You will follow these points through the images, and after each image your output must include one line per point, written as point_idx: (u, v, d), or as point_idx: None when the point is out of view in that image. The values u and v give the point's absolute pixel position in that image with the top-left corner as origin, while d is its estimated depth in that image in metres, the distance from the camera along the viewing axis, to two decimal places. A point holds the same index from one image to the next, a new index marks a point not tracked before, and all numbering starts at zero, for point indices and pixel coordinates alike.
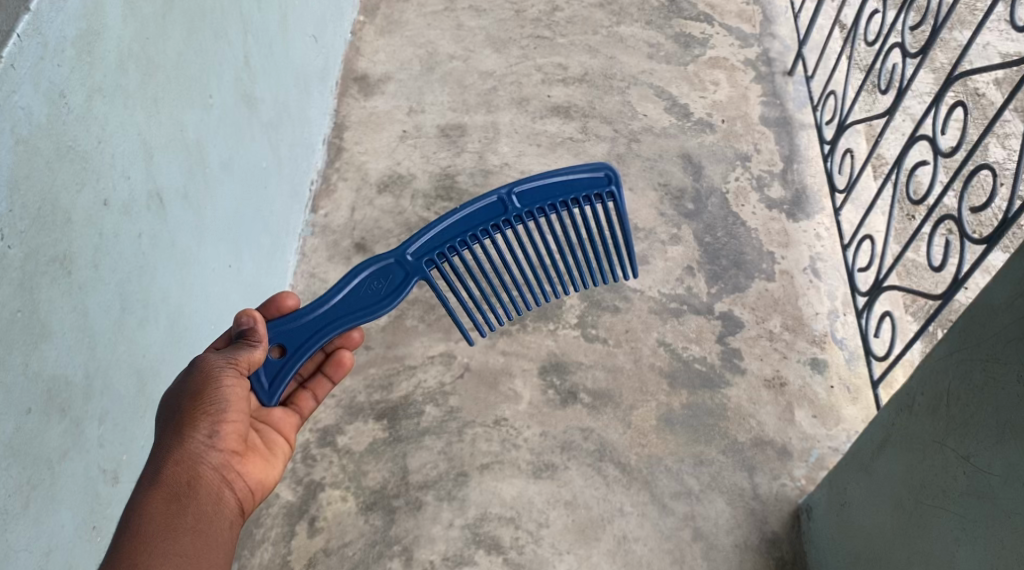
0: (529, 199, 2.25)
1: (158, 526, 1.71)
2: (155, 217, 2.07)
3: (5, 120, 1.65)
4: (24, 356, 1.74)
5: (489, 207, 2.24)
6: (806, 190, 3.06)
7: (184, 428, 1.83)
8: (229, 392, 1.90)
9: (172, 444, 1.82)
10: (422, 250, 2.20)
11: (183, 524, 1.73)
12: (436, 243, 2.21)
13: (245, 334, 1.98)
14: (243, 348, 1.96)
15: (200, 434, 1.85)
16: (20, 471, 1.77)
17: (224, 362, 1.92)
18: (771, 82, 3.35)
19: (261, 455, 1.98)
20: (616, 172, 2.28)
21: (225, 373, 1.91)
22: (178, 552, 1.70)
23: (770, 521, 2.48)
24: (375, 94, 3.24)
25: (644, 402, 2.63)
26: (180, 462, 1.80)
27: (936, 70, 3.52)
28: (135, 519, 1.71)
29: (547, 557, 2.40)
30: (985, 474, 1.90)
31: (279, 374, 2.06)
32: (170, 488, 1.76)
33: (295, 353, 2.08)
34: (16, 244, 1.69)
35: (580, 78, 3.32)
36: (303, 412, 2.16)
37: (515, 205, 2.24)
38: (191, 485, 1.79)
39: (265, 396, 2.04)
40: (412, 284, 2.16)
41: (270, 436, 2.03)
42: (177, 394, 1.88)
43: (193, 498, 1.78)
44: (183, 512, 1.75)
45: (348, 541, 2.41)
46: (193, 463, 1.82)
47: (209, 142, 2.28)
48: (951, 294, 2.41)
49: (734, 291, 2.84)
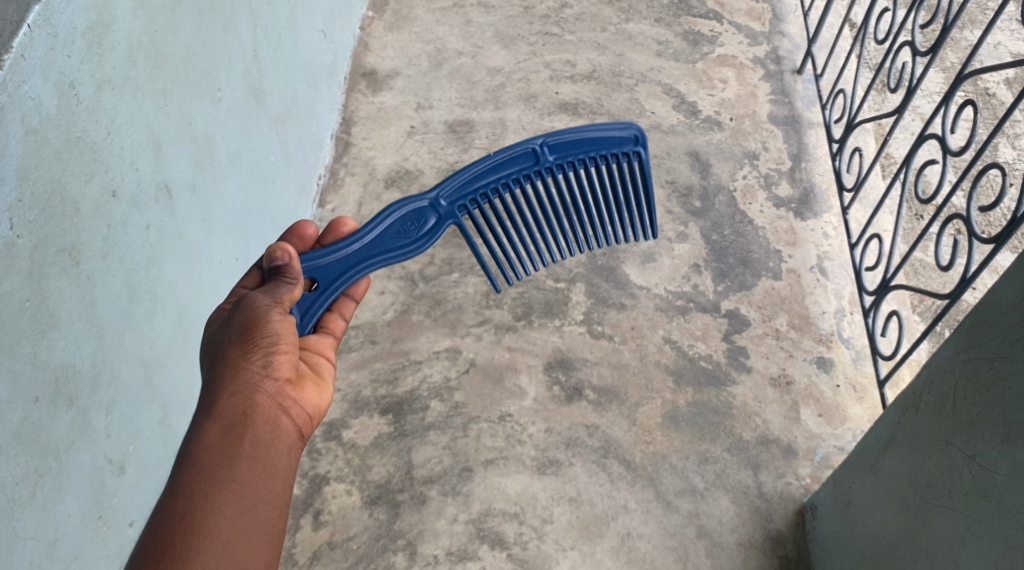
0: (562, 151, 2.23)
1: (217, 456, 1.69)
2: (163, 209, 2.08)
3: (15, 110, 1.66)
4: (32, 346, 1.75)
5: (521, 157, 2.21)
6: (814, 189, 3.05)
7: (239, 361, 1.80)
8: (278, 327, 1.86)
9: (226, 377, 1.77)
10: (455, 196, 2.19)
11: (245, 452, 1.71)
12: (468, 190, 2.20)
13: (281, 271, 1.96)
14: (283, 286, 1.94)
15: (255, 366, 1.81)
16: (27, 460, 1.78)
17: (270, 301, 1.89)
18: (781, 80, 3.34)
19: (313, 380, 1.93)
20: (644, 134, 2.25)
21: (273, 310, 1.88)
22: (240, 479, 1.68)
23: (774, 519, 2.48)
24: (383, 90, 3.25)
25: (649, 400, 2.63)
26: (235, 394, 1.76)
27: (947, 70, 3.52)
28: (193, 450, 1.69)
29: (550, 553, 2.41)
30: (991, 473, 1.89)
31: (311, 308, 2.07)
32: (226, 420, 1.73)
33: (326, 289, 2.08)
34: (25, 234, 1.70)
35: (588, 75, 3.32)
36: (336, 333, 2.10)
37: (547, 157, 2.22)
38: (248, 415, 1.76)
39: (297, 329, 2.05)
40: (445, 228, 2.17)
41: (316, 362, 1.99)
42: (224, 331, 1.85)
43: (250, 427, 1.75)
44: (240, 443, 1.72)
45: (353, 535, 2.42)
46: (248, 394, 1.78)
47: (217, 136, 2.29)
48: (959, 293, 2.40)
49: (740, 289, 2.83)
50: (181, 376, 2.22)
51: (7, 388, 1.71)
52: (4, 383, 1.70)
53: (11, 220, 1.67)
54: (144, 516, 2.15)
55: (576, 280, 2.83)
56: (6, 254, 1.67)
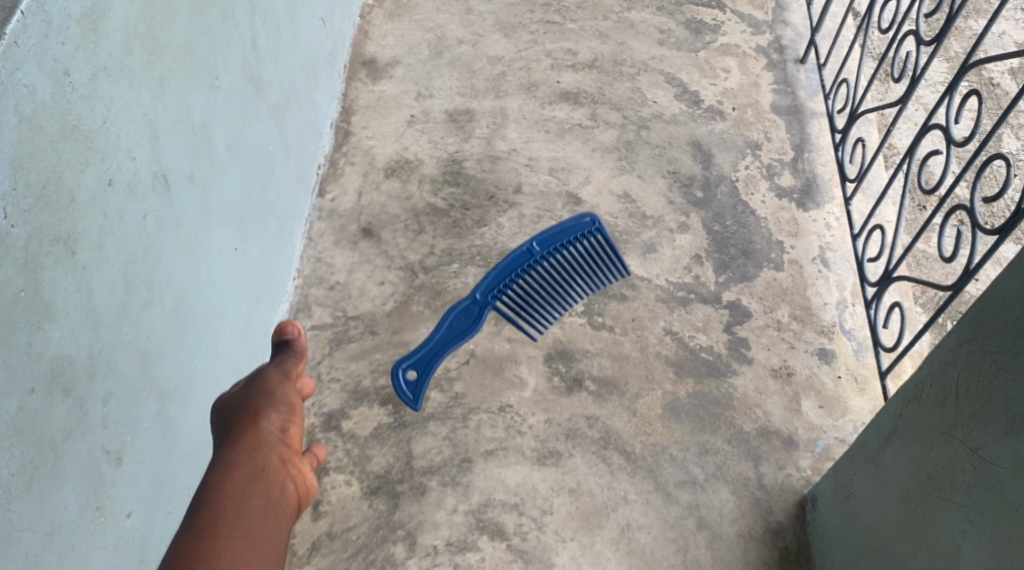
0: (546, 243, 2.78)
1: (235, 498, 1.69)
2: (160, 198, 2.07)
3: (9, 98, 1.64)
4: (28, 335, 1.74)
5: (518, 256, 2.75)
6: (816, 180, 3.04)
7: (253, 422, 1.88)
8: (286, 396, 1.97)
9: (243, 439, 1.84)
10: (486, 289, 2.70)
11: (256, 504, 1.70)
12: (494, 284, 2.71)
13: (287, 344, 2.12)
14: (288, 359, 2.09)
15: (269, 425, 1.89)
16: (23, 451, 1.76)
17: (279, 377, 2.01)
18: (783, 69, 3.32)
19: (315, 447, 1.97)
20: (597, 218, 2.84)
21: (282, 386, 2.00)
22: (259, 513, 1.68)
23: (775, 511, 2.47)
24: (383, 78, 3.23)
25: (649, 391, 2.63)
26: (252, 449, 1.82)
27: (950, 59, 3.50)
28: (211, 491, 1.70)
29: (550, 544, 2.40)
30: (993, 466, 1.88)
31: (425, 369, 2.60)
32: (245, 470, 1.76)
33: (425, 375, 2.59)
34: (19, 224, 1.69)
35: (590, 64, 3.30)
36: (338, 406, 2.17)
37: (538, 250, 2.76)
38: (263, 470, 1.78)
39: (413, 404, 2.56)
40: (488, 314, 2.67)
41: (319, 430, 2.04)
42: (237, 398, 1.96)
43: (264, 476, 1.77)
44: (256, 482, 1.75)
45: (352, 525, 2.41)
46: (265, 452, 1.83)
47: (215, 125, 2.28)
48: (961, 285, 2.38)
49: (741, 280, 2.82)
50: (179, 367, 2.21)
51: (3, 378, 1.69)
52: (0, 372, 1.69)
53: (5, 210, 1.66)
54: (143, 508, 2.12)
55: None
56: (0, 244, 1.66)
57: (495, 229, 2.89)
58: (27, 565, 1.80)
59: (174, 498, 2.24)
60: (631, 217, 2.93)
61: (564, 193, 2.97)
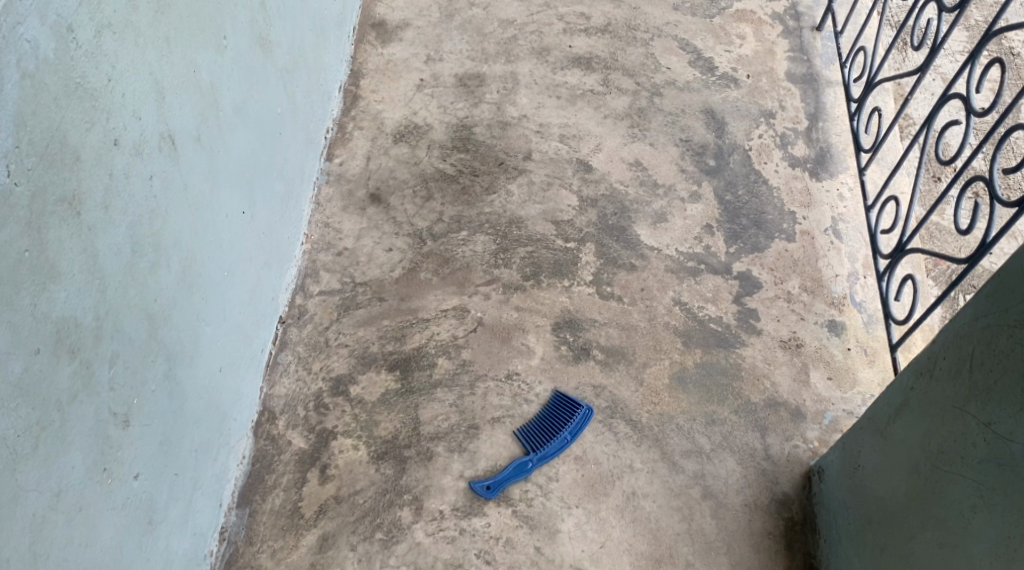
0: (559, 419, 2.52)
1: None
2: (166, 159, 2.05)
3: (10, 54, 1.64)
4: (32, 296, 1.74)
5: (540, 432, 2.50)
6: (830, 149, 3.01)
7: None
8: None
9: None
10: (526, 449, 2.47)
11: None
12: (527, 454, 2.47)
13: None
14: None
15: None
16: (29, 411, 1.76)
17: None
18: (799, 37, 3.28)
19: None
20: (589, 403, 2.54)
21: None
22: None
23: (780, 482, 2.48)
24: (393, 41, 3.20)
25: (657, 360, 2.62)
26: None
27: (970, 28, 3.45)
28: None
29: (555, 511, 2.41)
30: (1006, 441, 1.86)
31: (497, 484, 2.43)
32: None
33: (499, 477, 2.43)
34: (23, 182, 1.69)
35: (603, 29, 3.26)
36: None
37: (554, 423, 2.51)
38: None
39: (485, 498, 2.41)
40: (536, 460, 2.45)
41: None
42: None
43: None
44: None
45: (359, 489, 2.42)
46: None
47: (222, 86, 2.26)
48: (978, 257, 2.34)
49: (753, 251, 2.80)
50: (186, 329, 2.19)
51: (8, 339, 1.70)
52: (4, 333, 1.69)
53: (8, 167, 1.65)
54: (152, 472, 2.11)
55: (586, 240, 2.80)
56: (3, 203, 1.65)
57: (504, 196, 2.87)
58: (32, 528, 1.79)
59: (183, 461, 2.21)
60: (642, 185, 2.91)
61: (574, 161, 2.95)
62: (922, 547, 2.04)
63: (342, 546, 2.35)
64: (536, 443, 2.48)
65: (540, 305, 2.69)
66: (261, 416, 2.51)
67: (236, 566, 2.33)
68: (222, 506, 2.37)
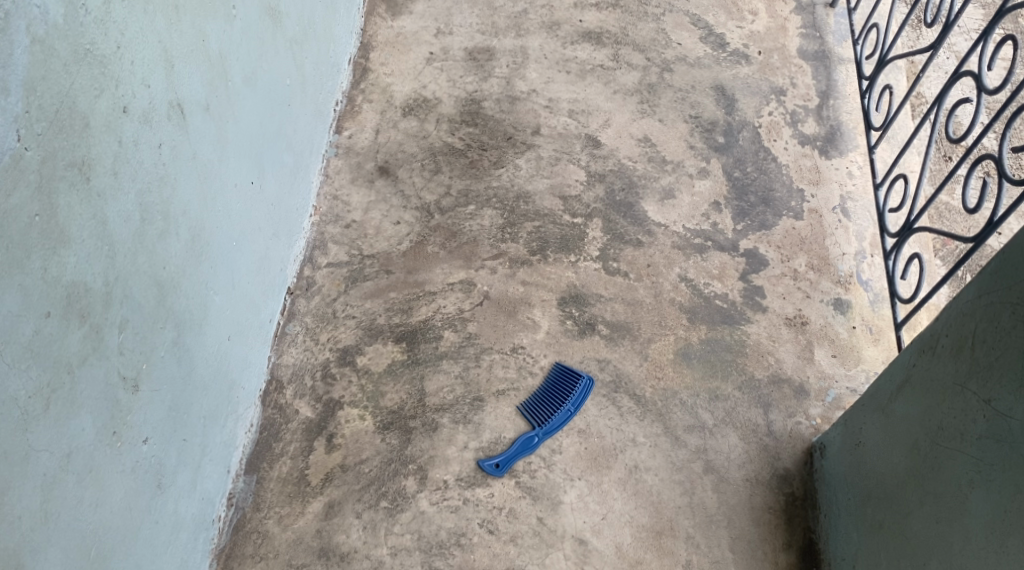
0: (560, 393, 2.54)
1: None
2: (176, 128, 2.06)
3: (20, 18, 1.65)
4: (43, 260, 1.76)
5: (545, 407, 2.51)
6: (841, 127, 3.00)
7: None
8: None
9: None
10: (532, 423, 2.50)
11: None
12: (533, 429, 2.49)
13: None
14: None
15: None
16: (39, 373, 1.78)
17: None
18: (812, 14, 3.27)
19: None
20: (589, 377, 2.57)
21: None
22: None
23: (782, 458, 2.50)
24: (403, 14, 3.20)
25: (662, 336, 2.64)
26: None
27: (987, 6, 3.43)
28: None
29: (558, 482, 2.44)
30: (1006, 417, 1.86)
31: (508, 459, 2.46)
32: None
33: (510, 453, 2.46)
34: (33, 146, 1.70)
35: (614, 3, 3.26)
36: None
37: (556, 398, 2.53)
38: None
39: (497, 471, 2.44)
40: (543, 436, 2.48)
41: None
42: None
43: None
44: None
45: (365, 458, 2.45)
46: None
47: (231, 56, 2.26)
48: (986, 236, 2.33)
49: (760, 228, 2.81)
50: (195, 297, 2.21)
51: (18, 301, 1.71)
52: (15, 296, 1.71)
53: (18, 131, 1.67)
54: (161, 436, 2.13)
55: (593, 215, 2.81)
56: (13, 167, 1.67)
57: (512, 170, 2.88)
58: (43, 487, 1.81)
59: (192, 428, 2.25)
60: (651, 161, 2.91)
61: (582, 136, 2.95)
62: (919, 523, 2.06)
63: (348, 514, 2.38)
64: (542, 416, 2.50)
65: (547, 281, 2.70)
66: (269, 385, 2.55)
67: (244, 531, 2.37)
68: (231, 473, 2.41)
